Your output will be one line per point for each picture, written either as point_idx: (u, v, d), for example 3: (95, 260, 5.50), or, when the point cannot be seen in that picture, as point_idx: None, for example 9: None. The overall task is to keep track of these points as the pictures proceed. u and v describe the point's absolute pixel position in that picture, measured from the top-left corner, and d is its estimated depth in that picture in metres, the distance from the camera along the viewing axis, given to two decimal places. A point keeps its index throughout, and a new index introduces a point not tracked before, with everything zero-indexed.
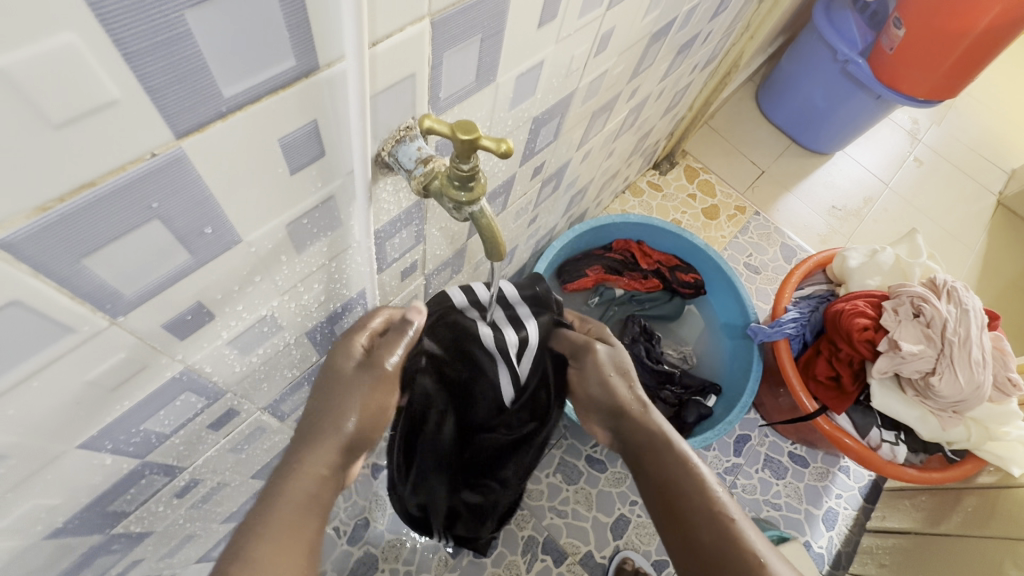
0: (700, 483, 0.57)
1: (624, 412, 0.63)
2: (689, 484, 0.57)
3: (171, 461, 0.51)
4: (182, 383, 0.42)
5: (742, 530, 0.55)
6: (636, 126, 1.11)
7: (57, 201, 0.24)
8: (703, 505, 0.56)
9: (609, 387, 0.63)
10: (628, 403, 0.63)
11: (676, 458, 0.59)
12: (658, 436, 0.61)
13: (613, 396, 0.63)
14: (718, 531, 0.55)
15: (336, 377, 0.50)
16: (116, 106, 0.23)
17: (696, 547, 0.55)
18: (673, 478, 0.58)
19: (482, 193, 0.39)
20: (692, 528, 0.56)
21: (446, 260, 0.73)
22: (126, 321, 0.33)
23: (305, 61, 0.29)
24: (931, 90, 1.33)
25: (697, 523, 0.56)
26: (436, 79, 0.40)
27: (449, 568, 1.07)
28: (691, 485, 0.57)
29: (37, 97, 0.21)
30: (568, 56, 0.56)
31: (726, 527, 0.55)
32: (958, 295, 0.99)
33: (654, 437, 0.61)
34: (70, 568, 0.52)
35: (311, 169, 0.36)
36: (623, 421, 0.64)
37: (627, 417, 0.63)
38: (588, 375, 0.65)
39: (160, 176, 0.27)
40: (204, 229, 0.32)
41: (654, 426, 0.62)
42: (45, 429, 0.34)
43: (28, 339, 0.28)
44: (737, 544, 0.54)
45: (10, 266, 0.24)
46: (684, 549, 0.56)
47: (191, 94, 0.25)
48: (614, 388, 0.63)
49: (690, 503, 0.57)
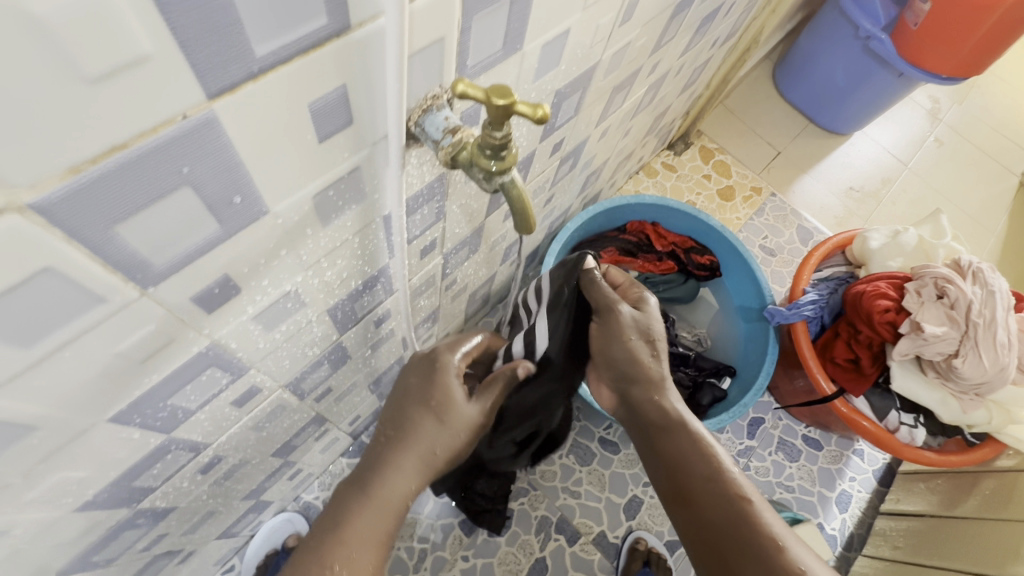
0: (717, 467, 0.57)
1: (639, 378, 0.60)
2: (704, 468, 0.57)
3: (196, 437, 0.51)
4: (208, 358, 0.42)
5: (759, 513, 0.54)
6: (654, 104, 1.08)
7: (90, 162, 0.23)
8: (718, 488, 0.56)
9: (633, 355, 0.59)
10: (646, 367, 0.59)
11: (691, 439, 0.58)
12: (673, 416, 0.59)
13: (634, 363, 0.59)
14: (733, 513, 0.54)
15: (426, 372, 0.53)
16: (148, 61, 0.22)
17: (708, 527, 0.55)
18: (689, 459, 0.57)
19: (513, 163, 0.38)
20: (708, 510, 0.55)
21: (464, 238, 0.72)
22: (156, 292, 0.32)
23: (337, 20, 0.28)
24: (956, 68, 1.28)
25: (711, 502, 0.56)
26: (465, 44, 0.38)
27: (464, 546, 1.08)
28: (705, 469, 0.57)
29: (71, 49, 0.20)
30: (593, 27, 0.54)
31: (742, 510, 0.55)
32: (984, 276, 0.97)
33: (665, 415, 0.59)
34: (98, 541, 0.53)
35: (339, 138, 0.35)
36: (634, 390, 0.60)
37: (640, 386, 0.60)
38: (610, 336, 0.60)
39: (193, 139, 0.26)
40: (233, 198, 0.31)
41: (668, 406, 0.59)
42: (74, 401, 0.34)
43: (60, 309, 0.28)
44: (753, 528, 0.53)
45: (44, 230, 0.24)
46: (695, 524, 0.56)
47: (223, 52, 0.24)
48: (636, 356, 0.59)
49: (703, 481, 0.56)
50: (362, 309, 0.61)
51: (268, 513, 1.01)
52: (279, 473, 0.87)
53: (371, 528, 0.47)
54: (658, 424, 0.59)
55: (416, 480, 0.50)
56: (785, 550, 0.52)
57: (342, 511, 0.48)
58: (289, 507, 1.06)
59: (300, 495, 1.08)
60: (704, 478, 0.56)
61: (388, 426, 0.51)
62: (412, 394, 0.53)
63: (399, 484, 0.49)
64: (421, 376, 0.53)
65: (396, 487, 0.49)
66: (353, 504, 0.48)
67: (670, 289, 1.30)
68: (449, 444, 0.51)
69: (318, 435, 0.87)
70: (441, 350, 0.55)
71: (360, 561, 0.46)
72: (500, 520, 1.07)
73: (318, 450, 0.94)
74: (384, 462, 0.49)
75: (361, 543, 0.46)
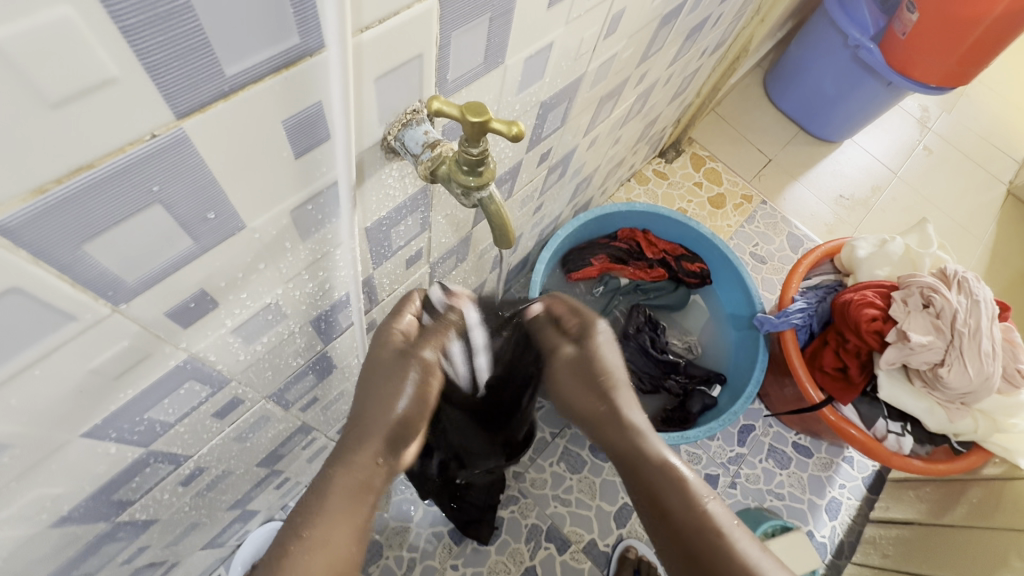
0: (689, 497, 0.54)
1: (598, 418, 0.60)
2: (677, 495, 0.55)
3: (177, 450, 0.51)
4: (185, 372, 0.42)
5: (733, 542, 0.52)
6: (644, 112, 1.08)
7: (55, 183, 0.23)
8: (690, 519, 0.54)
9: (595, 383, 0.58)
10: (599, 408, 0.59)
11: (659, 473, 0.56)
12: (635, 449, 0.57)
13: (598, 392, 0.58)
14: (709, 547, 0.52)
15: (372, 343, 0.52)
16: (114, 83, 0.22)
17: (687, 557, 0.54)
18: (662, 490, 0.55)
19: (491, 178, 0.38)
20: (683, 540, 0.54)
21: (451, 248, 0.72)
22: (129, 308, 0.32)
23: (310, 40, 0.28)
24: (944, 77, 1.30)
25: (692, 533, 0.53)
26: (444, 60, 0.38)
27: (453, 555, 1.08)
28: (675, 499, 0.55)
29: (35, 73, 0.20)
30: (578, 39, 0.55)
31: (715, 540, 0.53)
32: (969, 286, 0.97)
33: (630, 447, 0.57)
34: (78, 555, 0.52)
35: (316, 153, 0.35)
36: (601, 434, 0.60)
37: (602, 427, 0.59)
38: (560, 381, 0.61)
39: (162, 157, 0.26)
40: (207, 214, 0.31)
41: (632, 439, 0.57)
42: (48, 418, 0.34)
43: (29, 328, 0.28)
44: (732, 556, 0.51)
45: (9, 252, 0.24)
46: (681, 553, 0.54)
47: (192, 73, 0.24)
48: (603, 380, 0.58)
49: (682, 511, 0.54)
50: (347, 319, 0.61)
51: (255, 523, 1.00)
52: (266, 482, 0.86)
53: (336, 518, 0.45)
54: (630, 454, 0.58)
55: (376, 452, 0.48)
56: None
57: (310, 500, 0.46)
58: (277, 516, 1.05)
59: (288, 504, 1.07)
60: (677, 508, 0.54)
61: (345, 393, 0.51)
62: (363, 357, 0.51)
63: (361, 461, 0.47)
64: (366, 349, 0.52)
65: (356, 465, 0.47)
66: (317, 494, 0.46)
67: (661, 296, 1.28)
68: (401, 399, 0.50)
69: (305, 444, 0.86)
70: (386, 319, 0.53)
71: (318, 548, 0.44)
72: (488, 529, 1.07)
73: (305, 459, 0.94)
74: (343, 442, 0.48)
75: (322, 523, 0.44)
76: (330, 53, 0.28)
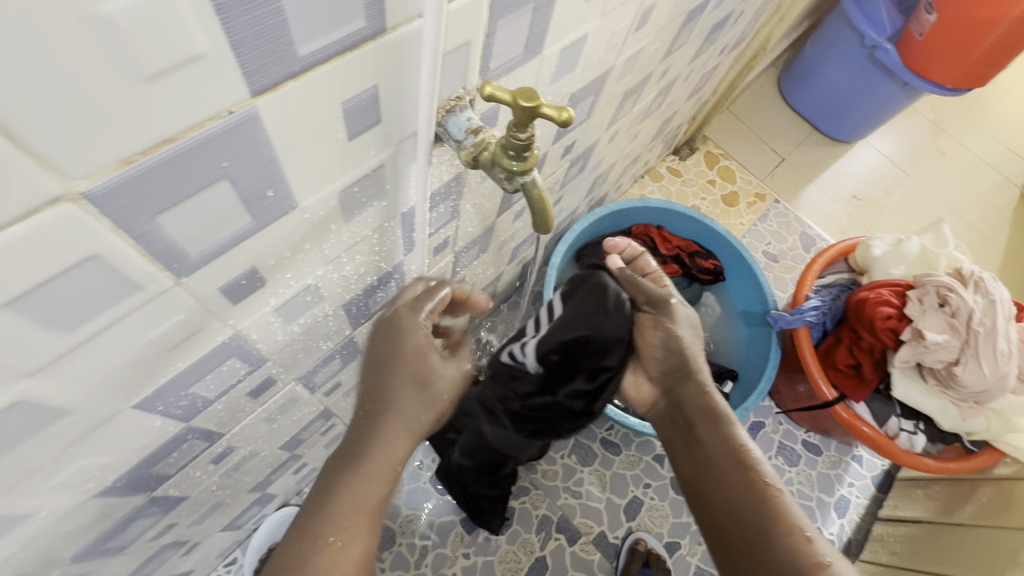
0: (751, 462, 0.59)
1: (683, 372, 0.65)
2: (735, 458, 0.59)
3: (212, 427, 0.52)
4: (230, 348, 0.43)
5: (788, 505, 0.56)
6: (662, 108, 1.09)
7: (140, 154, 0.24)
8: (753, 481, 0.57)
9: (678, 341, 0.65)
10: (693, 363, 0.65)
11: (727, 435, 0.61)
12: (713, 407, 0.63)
13: (683, 354, 0.64)
14: (765, 507, 0.56)
15: (390, 336, 0.51)
16: (202, 59, 0.23)
17: (737, 519, 0.56)
18: (718, 452, 0.60)
19: (534, 164, 0.39)
20: (739, 503, 0.57)
21: (475, 238, 0.73)
22: (189, 282, 0.33)
23: (375, 23, 0.29)
24: (961, 78, 1.29)
25: (741, 495, 0.57)
26: (489, 48, 0.40)
27: (464, 543, 1.09)
28: (741, 465, 0.59)
29: (136, 47, 0.21)
30: (609, 32, 0.56)
31: (773, 504, 0.56)
32: (985, 286, 0.98)
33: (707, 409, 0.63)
34: (113, 528, 0.54)
35: (368, 136, 0.36)
36: (678, 390, 0.66)
37: (687, 385, 0.65)
38: (661, 322, 0.65)
39: (234, 134, 0.27)
40: (266, 192, 0.32)
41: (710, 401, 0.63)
42: (105, 387, 0.35)
43: (102, 295, 0.29)
44: (784, 518, 0.55)
45: (93, 219, 0.25)
46: (729, 513, 0.57)
47: (270, 51, 0.25)
48: (684, 345, 0.65)
49: (740, 482, 0.58)
50: (375, 304, 0.62)
51: (271, 507, 1.02)
52: (285, 467, 0.87)
53: (363, 498, 0.47)
54: (698, 413, 0.63)
55: (403, 441, 0.50)
56: (830, 568, 0.51)
57: (333, 482, 0.47)
58: (292, 501, 1.07)
59: (303, 490, 1.09)
60: (740, 469, 0.58)
61: (368, 394, 0.50)
62: (387, 361, 0.50)
63: (390, 449, 0.49)
64: (389, 341, 0.51)
65: (385, 454, 0.49)
66: (344, 476, 0.47)
67: None
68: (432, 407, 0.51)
69: (324, 430, 0.88)
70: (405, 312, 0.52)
71: (350, 542, 0.46)
72: (499, 520, 1.08)
73: (323, 445, 0.95)
74: (367, 433, 0.49)
75: (349, 513, 0.46)
76: (424, 22, 0.31)
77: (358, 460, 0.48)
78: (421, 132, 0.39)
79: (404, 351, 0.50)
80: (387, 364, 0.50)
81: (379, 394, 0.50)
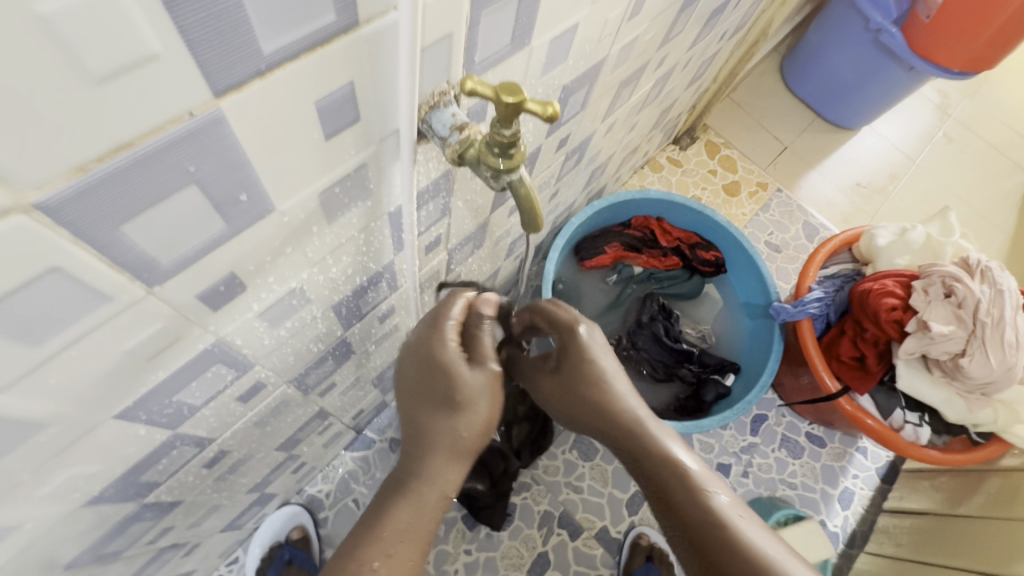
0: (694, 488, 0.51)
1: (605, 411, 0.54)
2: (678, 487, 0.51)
3: (202, 433, 0.52)
4: (214, 354, 0.42)
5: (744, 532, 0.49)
6: (661, 98, 1.07)
7: (96, 162, 0.23)
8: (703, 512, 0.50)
9: (589, 396, 0.54)
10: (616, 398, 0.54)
11: (664, 461, 0.52)
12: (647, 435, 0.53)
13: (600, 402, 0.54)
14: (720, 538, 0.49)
15: (419, 357, 0.49)
16: (157, 60, 0.21)
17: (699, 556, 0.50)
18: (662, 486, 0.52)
19: (521, 161, 0.38)
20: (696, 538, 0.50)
21: (469, 234, 0.72)
22: (162, 291, 0.32)
23: (346, 17, 0.27)
24: (968, 62, 1.26)
25: (695, 530, 0.50)
26: (472, 40, 0.38)
27: (466, 539, 1.09)
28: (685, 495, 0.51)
29: (82, 47, 0.19)
30: (602, 20, 0.54)
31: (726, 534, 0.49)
32: (992, 275, 0.96)
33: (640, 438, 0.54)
34: (106, 534, 0.53)
35: (347, 135, 0.34)
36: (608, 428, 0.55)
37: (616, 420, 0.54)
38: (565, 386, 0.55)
39: (198, 138, 0.26)
40: (239, 196, 0.31)
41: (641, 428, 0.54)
42: (82, 398, 0.34)
43: (68, 308, 0.28)
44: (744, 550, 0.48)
45: (51, 231, 0.23)
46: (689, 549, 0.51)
47: (232, 50, 0.23)
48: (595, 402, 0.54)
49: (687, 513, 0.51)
50: (367, 305, 0.61)
51: (271, 506, 1.01)
52: (283, 467, 0.87)
53: (413, 524, 0.45)
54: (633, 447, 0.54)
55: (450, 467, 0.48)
56: None
57: (378, 515, 0.45)
58: (293, 500, 1.07)
59: (304, 488, 1.09)
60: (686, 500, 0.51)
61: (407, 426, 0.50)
62: (423, 384, 0.49)
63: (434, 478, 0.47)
64: (418, 361, 0.49)
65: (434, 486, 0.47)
66: (389, 506, 0.46)
67: (675, 285, 1.27)
68: (473, 423, 0.48)
69: (322, 429, 0.87)
70: (428, 331, 0.49)
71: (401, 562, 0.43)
72: (501, 515, 1.08)
73: (322, 444, 0.95)
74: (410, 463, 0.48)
75: (398, 543, 0.44)
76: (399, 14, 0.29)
77: (415, 494, 0.46)
78: (403, 131, 0.37)
79: (434, 369, 0.48)
80: (424, 382, 0.49)
81: (417, 428, 0.49)
